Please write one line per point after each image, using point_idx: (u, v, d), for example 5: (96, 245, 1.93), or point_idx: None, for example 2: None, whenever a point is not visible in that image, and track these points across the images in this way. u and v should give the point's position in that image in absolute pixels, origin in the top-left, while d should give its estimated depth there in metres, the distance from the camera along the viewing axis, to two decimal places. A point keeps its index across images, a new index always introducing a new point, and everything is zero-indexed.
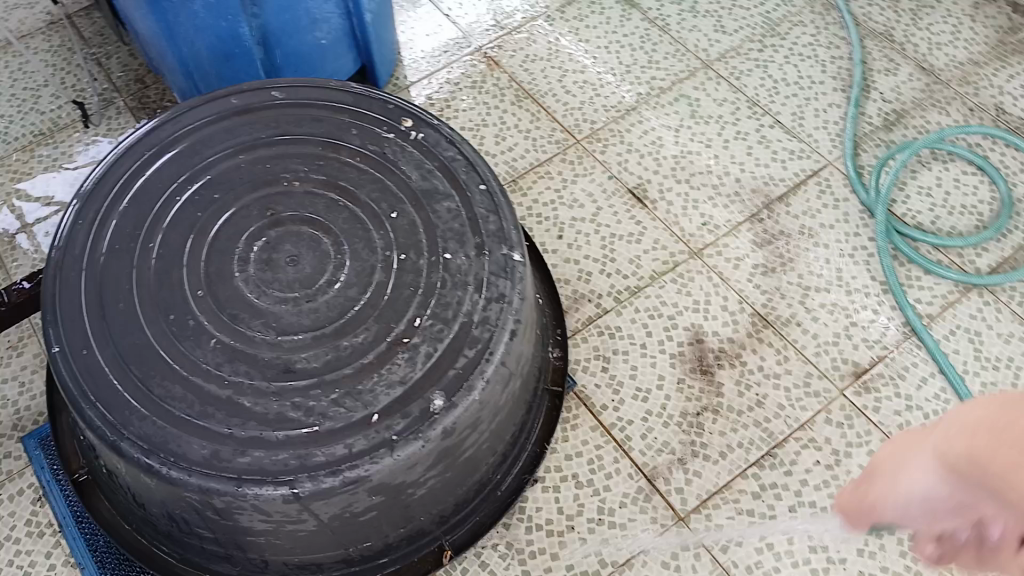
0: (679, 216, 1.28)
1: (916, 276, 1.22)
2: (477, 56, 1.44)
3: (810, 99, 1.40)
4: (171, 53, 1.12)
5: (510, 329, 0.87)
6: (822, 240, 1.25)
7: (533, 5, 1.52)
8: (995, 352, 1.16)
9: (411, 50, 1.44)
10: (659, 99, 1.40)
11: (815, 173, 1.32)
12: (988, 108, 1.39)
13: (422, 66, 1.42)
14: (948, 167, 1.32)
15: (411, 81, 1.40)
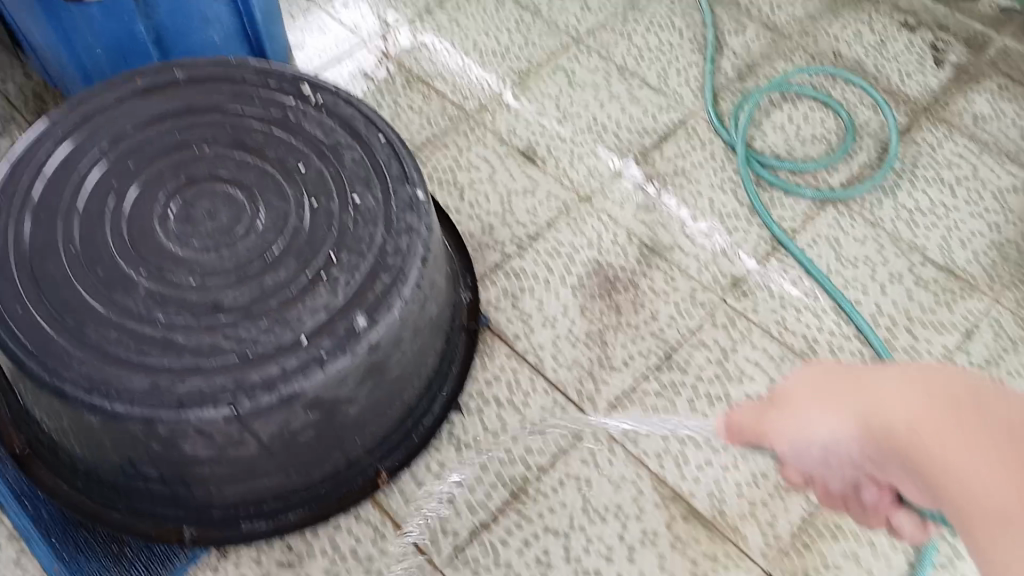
0: (567, 168, 1.45)
1: (778, 198, 1.38)
2: (367, 53, 1.61)
3: (671, 61, 1.59)
4: (73, 59, 1.36)
5: (420, 255, 0.99)
6: (694, 176, 1.42)
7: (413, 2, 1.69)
8: (853, 253, 1.31)
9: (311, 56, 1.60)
10: (538, 73, 1.59)
11: (682, 123, 1.49)
12: (826, 55, 1.59)
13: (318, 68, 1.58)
14: (797, 106, 1.50)
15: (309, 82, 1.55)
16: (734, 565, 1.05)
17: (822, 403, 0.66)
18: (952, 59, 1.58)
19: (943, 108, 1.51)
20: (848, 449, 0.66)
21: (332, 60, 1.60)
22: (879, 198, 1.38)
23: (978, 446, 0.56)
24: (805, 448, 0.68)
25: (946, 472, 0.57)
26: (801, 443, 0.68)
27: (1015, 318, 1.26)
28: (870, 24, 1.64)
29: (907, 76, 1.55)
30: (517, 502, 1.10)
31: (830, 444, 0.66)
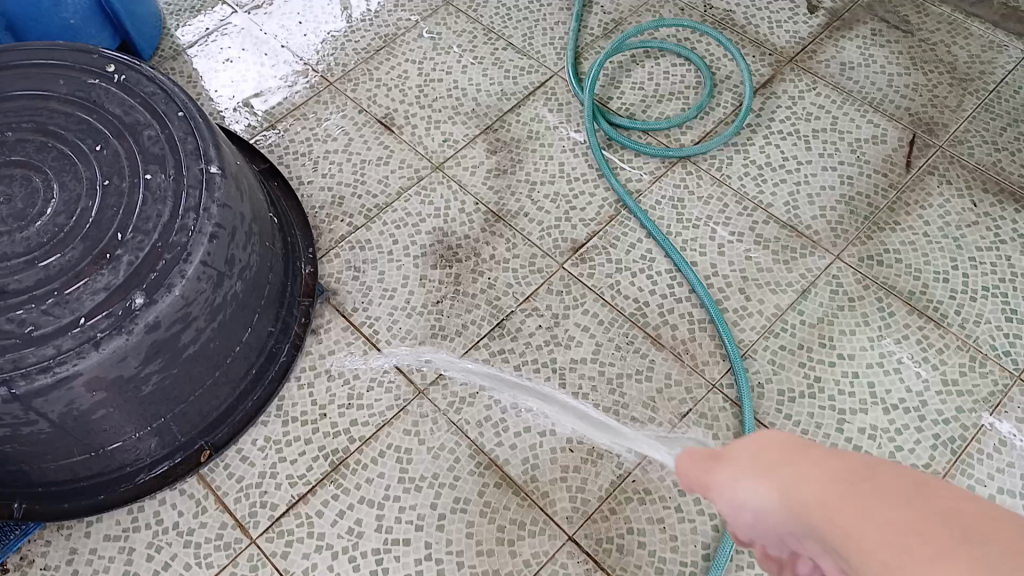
0: (423, 136, 1.45)
1: (627, 159, 1.38)
2: (258, 41, 1.62)
3: (539, 20, 1.58)
4: None
5: (208, 233, 1.00)
6: (548, 141, 1.42)
7: None
8: (695, 213, 1.31)
9: (202, 17, 1.66)
10: (405, 38, 1.59)
11: (542, 84, 1.49)
12: (697, 6, 1.56)
13: (214, 68, 1.58)
14: (659, 62, 1.49)
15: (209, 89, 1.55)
16: (539, 529, 1.06)
17: (763, 479, 0.59)
18: (827, 6, 1.54)
19: (809, 57, 1.47)
20: (783, 520, 0.56)
21: (223, 23, 1.65)
22: (730, 155, 1.36)
23: (939, 554, 0.43)
24: (742, 519, 0.60)
25: (864, 544, 0.48)
26: (735, 509, 0.61)
27: (855, 276, 1.22)
28: None
29: (777, 25, 1.52)
30: (336, 473, 1.12)
31: (758, 514, 0.59)
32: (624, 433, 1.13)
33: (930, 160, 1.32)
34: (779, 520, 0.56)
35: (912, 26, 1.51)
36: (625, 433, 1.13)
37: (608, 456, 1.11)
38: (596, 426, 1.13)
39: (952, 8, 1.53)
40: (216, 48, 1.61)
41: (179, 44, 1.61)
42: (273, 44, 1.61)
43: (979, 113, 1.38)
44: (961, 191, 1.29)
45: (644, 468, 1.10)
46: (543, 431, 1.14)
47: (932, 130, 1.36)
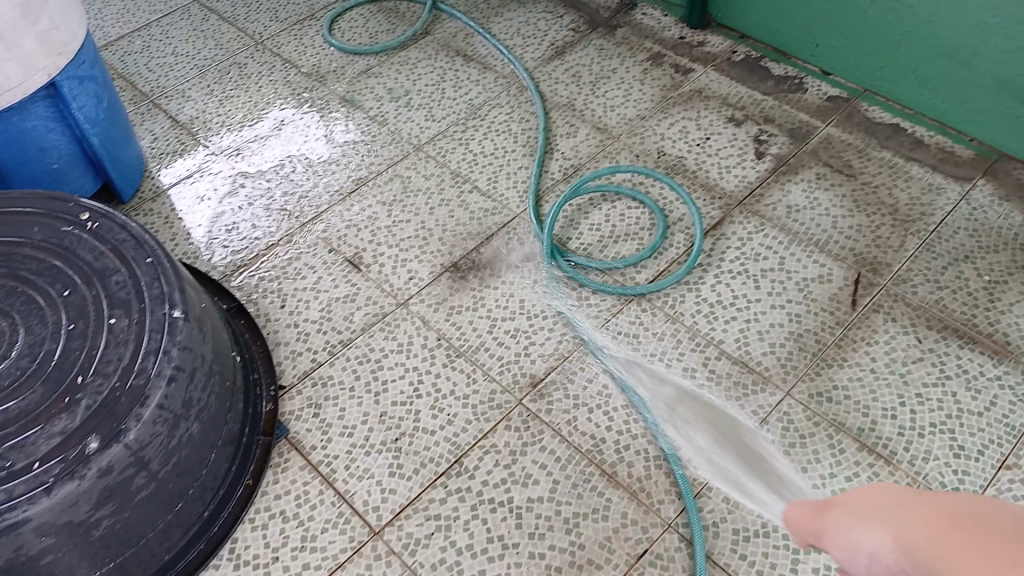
0: (389, 274, 1.50)
1: (586, 296, 1.44)
2: (236, 180, 1.70)
3: (503, 165, 1.67)
4: None
5: (167, 376, 1.02)
6: (509, 278, 1.47)
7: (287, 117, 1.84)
8: (650, 349, 1.35)
9: (185, 160, 1.74)
10: (377, 181, 1.67)
11: (505, 225, 1.56)
12: (651, 153, 1.66)
13: (194, 205, 1.65)
14: (615, 205, 1.57)
15: (188, 225, 1.61)
16: None
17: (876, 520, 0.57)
18: (773, 151, 1.64)
19: (758, 200, 1.55)
20: (891, 561, 0.55)
21: (206, 166, 1.73)
22: (683, 293, 1.42)
23: None
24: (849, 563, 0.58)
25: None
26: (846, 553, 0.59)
27: (805, 412, 1.25)
28: (697, 120, 1.72)
29: (726, 170, 1.61)
30: None
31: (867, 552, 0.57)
32: (738, 425, 1.25)
33: (874, 298, 1.38)
34: (888, 559, 0.55)
35: (855, 170, 1.58)
36: (739, 425, 1.25)
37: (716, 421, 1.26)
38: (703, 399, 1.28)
39: (892, 152, 1.60)
40: (197, 186, 1.69)
41: (161, 184, 1.69)
42: (251, 183, 1.70)
43: (921, 252, 1.43)
44: (906, 328, 1.33)
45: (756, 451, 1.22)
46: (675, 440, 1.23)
47: (877, 269, 1.42)
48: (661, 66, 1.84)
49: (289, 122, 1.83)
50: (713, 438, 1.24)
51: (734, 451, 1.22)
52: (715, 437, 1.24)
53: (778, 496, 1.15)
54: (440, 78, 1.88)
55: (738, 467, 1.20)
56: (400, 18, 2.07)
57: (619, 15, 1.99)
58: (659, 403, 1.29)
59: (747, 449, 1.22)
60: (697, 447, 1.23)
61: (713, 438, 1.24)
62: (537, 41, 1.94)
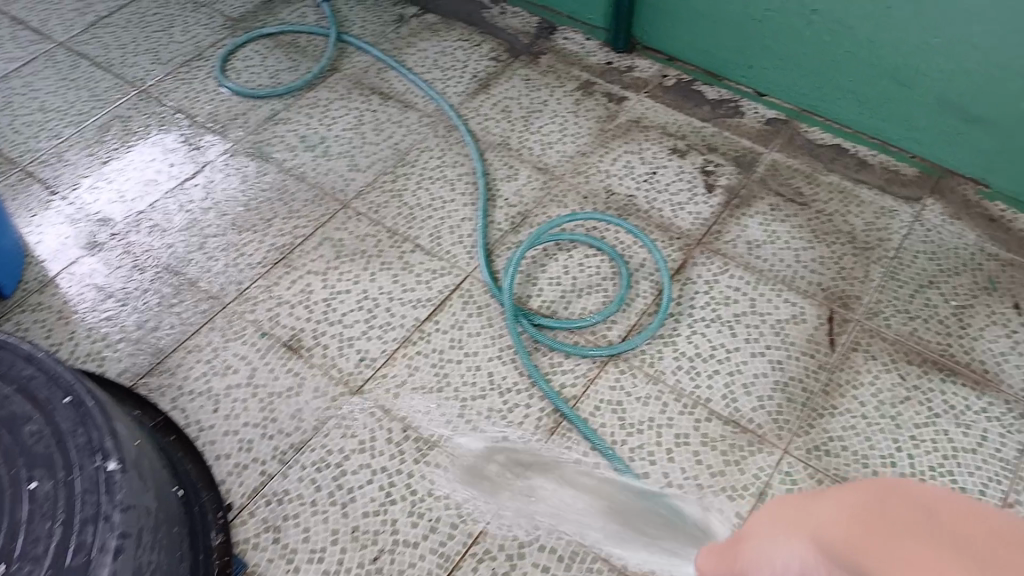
0: (337, 356, 1.36)
1: (559, 361, 1.33)
2: (139, 257, 1.49)
3: (445, 217, 1.53)
4: None
5: (113, 549, 0.84)
6: (472, 347, 1.35)
7: (187, 176, 1.63)
8: (637, 416, 1.26)
9: (73, 237, 1.52)
10: (304, 246, 1.51)
11: (458, 286, 1.43)
12: (599, 194, 1.58)
13: (93, 292, 1.44)
14: (572, 255, 1.48)
15: (88, 317, 1.40)
16: None
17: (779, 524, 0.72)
18: (723, 183, 1.58)
19: (716, 238, 1.49)
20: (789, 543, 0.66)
21: (100, 243, 1.51)
22: (658, 350, 1.34)
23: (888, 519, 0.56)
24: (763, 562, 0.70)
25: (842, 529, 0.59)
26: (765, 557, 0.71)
27: (806, 471, 1.19)
28: (640, 154, 1.64)
29: (679, 208, 1.55)
30: None
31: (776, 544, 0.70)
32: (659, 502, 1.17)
33: (851, 334, 1.34)
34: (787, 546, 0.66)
35: (807, 198, 1.54)
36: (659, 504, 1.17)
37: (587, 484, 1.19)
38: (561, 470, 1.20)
39: (840, 176, 1.57)
40: (93, 268, 1.47)
41: (48, 270, 1.46)
42: (158, 259, 1.49)
43: (887, 280, 1.41)
44: (888, 365, 1.30)
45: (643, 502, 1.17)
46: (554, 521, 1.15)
47: (848, 304, 1.38)
48: (594, 96, 1.76)
49: (191, 181, 1.62)
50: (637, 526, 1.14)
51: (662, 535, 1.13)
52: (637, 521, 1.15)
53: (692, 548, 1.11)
54: (357, 121, 1.72)
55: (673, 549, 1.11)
56: (301, 53, 1.89)
57: (540, 40, 1.88)
58: (599, 493, 1.18)
59: (677, 527, 1.14)
60: (595, 518, 1.15)
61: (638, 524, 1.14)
62: (457, 73, 1.81)
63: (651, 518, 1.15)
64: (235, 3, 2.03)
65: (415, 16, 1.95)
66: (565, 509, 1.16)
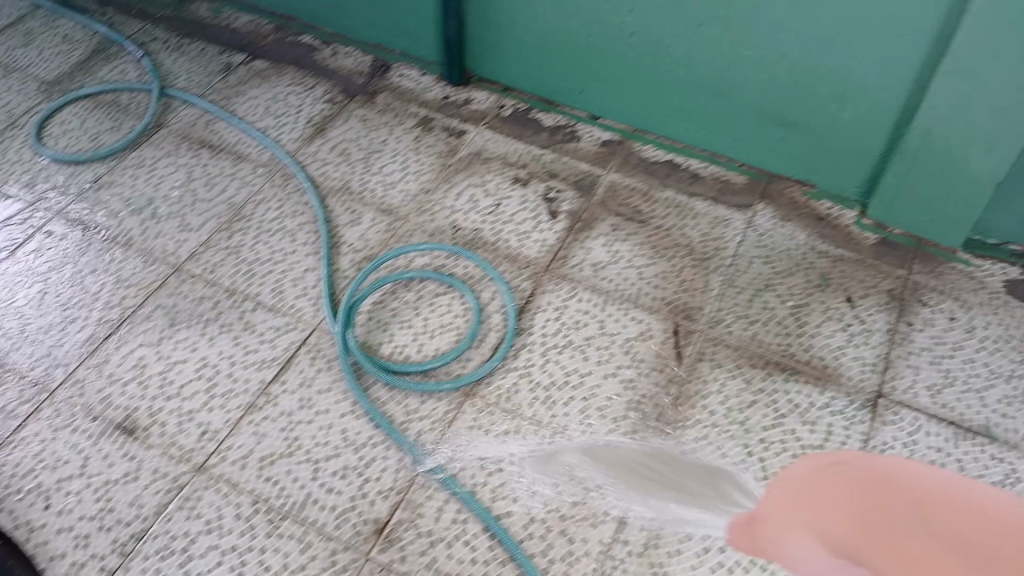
0: (175, 434, 1.29)
1: (414, 407, 1.30)
2: None
3: (286, 270, 1.48)
4: None
5: None
6: (322, 405, 1.30)
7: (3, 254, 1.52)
8: (496, 455, 1.24)
9: None
10: (136, 317, 1.43)
11: (303, 342, 1.38)
12: (445, 229, 1.56)
13: None
14: (422, 294, 1.45)
15: None
16: None
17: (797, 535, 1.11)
18: (566, 208, 1.60)
19: (563, 263, 1.51)
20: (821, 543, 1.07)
21: None
22: (513, 383, 1.33)
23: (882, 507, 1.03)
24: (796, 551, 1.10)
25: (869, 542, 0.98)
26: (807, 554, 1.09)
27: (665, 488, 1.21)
28: (484, 186, 1.64)
29: (525, 237, 1.55)
30: None
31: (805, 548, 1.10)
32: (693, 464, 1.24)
33: (696, 345, 1.38)
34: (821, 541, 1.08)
35: (645, 215, 1.59)
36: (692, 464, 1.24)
37: (618, 472, 1.23)
38: (597, 456, 1.24)
39: (674, 190, 1.63)
40: None
41: None
42: None
43: (726, 288, 1.46)
44: (733, 372, 1.34)
45: (678, 468, 1.23)
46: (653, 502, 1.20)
47: (691, 316, 1.42)
48: (433, 131, 1.75)
49: (6, 260, 1.52)
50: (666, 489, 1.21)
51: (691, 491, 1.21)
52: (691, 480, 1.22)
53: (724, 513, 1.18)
54: (187, 178, 1.64)
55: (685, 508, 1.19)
56: (123, 112, 1.79)
57: (374, 79, 1.85)
58: (615, 482, 1.22)
59: (694, 485, 1.21)
60: (656, 496, 1.20)
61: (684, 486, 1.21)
62: (291, 118, 1.76)
63: (677, 493, 1.21)
64: (48, 65, 1.91)
65: (242, 64, 1.89)
66: (642, 491, 1.21)
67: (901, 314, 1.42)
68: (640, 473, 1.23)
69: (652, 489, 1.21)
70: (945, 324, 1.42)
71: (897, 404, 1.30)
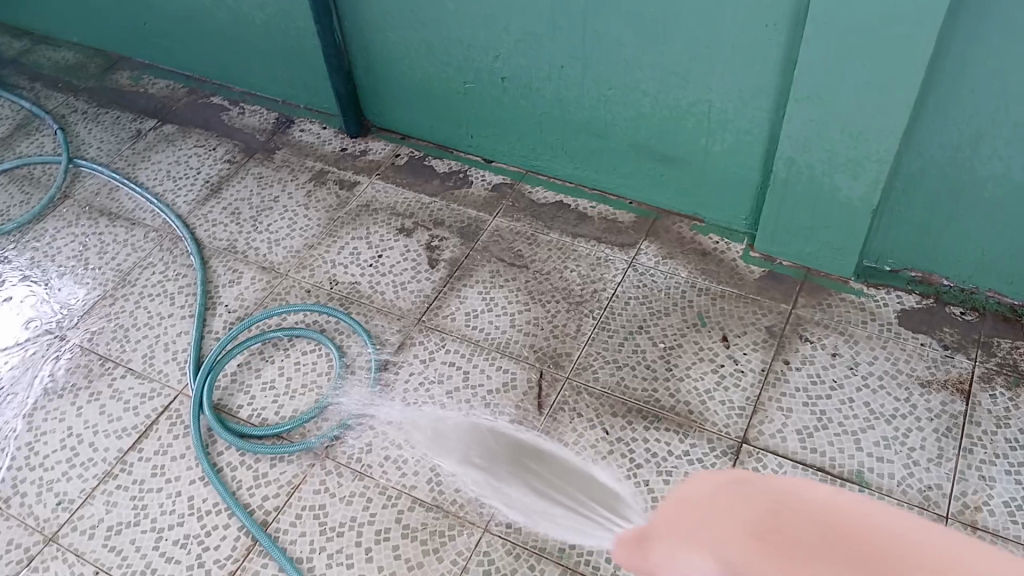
0: (33, 504, 1.28)
1: (264, 471, 1.28)
2: None
3: (160, 334, 1.49)
4: None
5: None
6: (173, 473, 1.29)
7: None
8: (339, 518, 1.21)
9: None
10: (13, 388, 1.44)
11: (166, 407, 1.38)
12: (323, 284, 1.55)
13: None
14: (289, 353, 1.44)
15: None
16: None
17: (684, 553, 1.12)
18: (446, 257, 1.58)
19: (435, 315, 1.48)
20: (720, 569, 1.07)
21: None
22: (367, 442, 1.30)
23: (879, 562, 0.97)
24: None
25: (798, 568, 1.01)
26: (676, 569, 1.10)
27: (504, 547, 1.15)
28: (367, 238, 1.63)
29: (401, 287, 1.53)
30: None
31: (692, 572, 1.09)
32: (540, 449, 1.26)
33: (559, 394, 1.33)
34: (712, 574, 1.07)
35: (526, 259, 1.55)
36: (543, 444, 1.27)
37: (442, 456, 1.27)
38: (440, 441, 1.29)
39: (559, 232, 1.60)
40: None
41: None
42: None
43: (598, 332, 1.41)
44: (594, 421, 1.29)
45: (491, 438, 1.28)
46: (466, 475, 1.24)
47: (559, 362, 1.37)
48: (326, 185, 1.75)
49: None
50: (530, 477, 1.23)
51: (545, 500, 1.20)
52: (544, 476, 1.23)
53: (535, 481, 1.22)
54: (82, 246, 1.68)
55: (560, 503, 1.19)
56: (34, 184, 1.85)
57: (276, 135, 1.88)
58: (428, 465, 1.26)
59: (504, 452, 1.26)
60: (459, 473, 1.24)
61: (559, 477, 1.22)
62: (189, 180, 1.78)
63: (482, 469, 1.24)
64: None
65: (153, 129, 1.94)
66: (451, 465, 1.25)
67: (778, 353, 1.35)
68: (444, 453, 1.27)
69: (459, 467, 1.25)
70: (826, 361, 1.34)
71: (761, 450, 1.23)
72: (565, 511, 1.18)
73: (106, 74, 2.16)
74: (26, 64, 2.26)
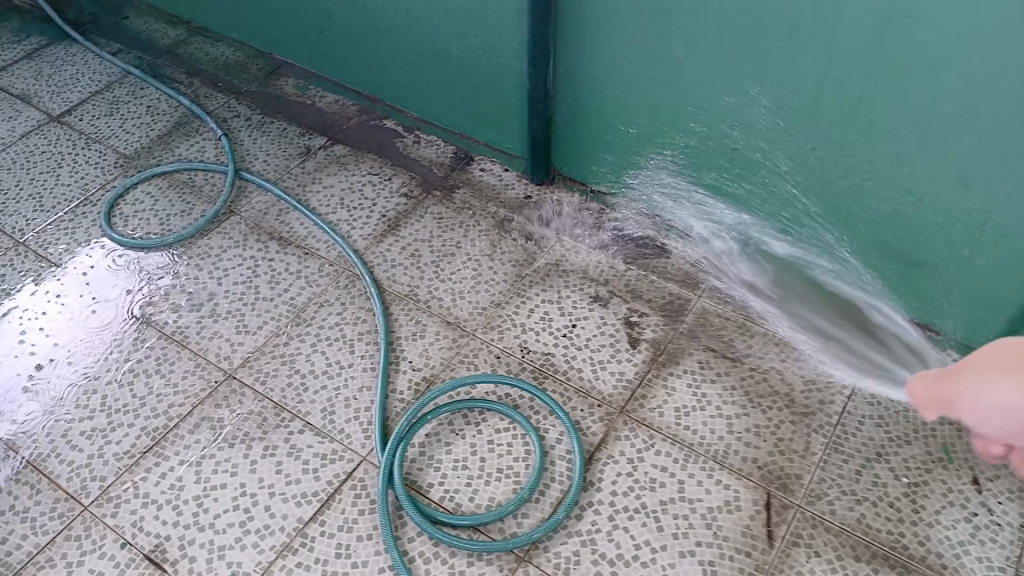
0: (204, 572, 1.16)
1: (460, 571, 1.15)
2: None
3: (340, 387, 1.37)
4: None
5: None
6: (359, 557, 1.17)
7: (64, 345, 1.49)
8: None
9: None
10: (179, 429, 1.33)
11: (349, 475, 1.26)
12: (513, 350, 1.42)
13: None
14: (480, 430, 1.31)
15: None
16: None
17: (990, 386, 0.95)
18: (649, 336, 1.43)
19: (641, 405, 1.33)
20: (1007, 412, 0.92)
21: None
22: (575, 552, 1.16)
23: None
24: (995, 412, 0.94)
25: None
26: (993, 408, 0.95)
27: None
28: (559, 303, 1.50)
29: (600, 368, 1.39)
30: None
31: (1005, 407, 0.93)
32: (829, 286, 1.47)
33: (791, 526, 1.18)
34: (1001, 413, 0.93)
35: (740, 351, 1.41)
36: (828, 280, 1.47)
37: (761, 288, 1.51)
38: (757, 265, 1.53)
39: (776, 324, 1.44)
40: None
41: None
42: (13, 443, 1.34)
43: (830, 455, 1.26)
44: (835, 565, 1.13)
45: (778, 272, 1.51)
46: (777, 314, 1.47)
47: (787, 486, 1.22)
48: (511, 236, 1.62)
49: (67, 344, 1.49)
50: (815, 322, 1.46)
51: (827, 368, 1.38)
52: (847, 313, 1.45)
53: (825, 322, 1.46)
54: (252, 271, 1.57)
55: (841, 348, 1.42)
56: (196, 194, 1.75)
57: (455, 171, 1.77)
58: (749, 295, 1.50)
59: (803, 291, 1.49)
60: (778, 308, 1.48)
61: (845, 325, 1.44)
62: (364, 212, 1.68)
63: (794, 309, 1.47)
64: (129, 137, 1.93)
65: (322, 148, 1.85)
66: (773, 301, 1.49)
67: None
68: (762, 289, 1.51)
69: (779, 304, 1.48)
70: None
71: None
72: (873, 343, 1.42)
73: (269, 79, 2.06)
74: (183, 56, 2.18)
